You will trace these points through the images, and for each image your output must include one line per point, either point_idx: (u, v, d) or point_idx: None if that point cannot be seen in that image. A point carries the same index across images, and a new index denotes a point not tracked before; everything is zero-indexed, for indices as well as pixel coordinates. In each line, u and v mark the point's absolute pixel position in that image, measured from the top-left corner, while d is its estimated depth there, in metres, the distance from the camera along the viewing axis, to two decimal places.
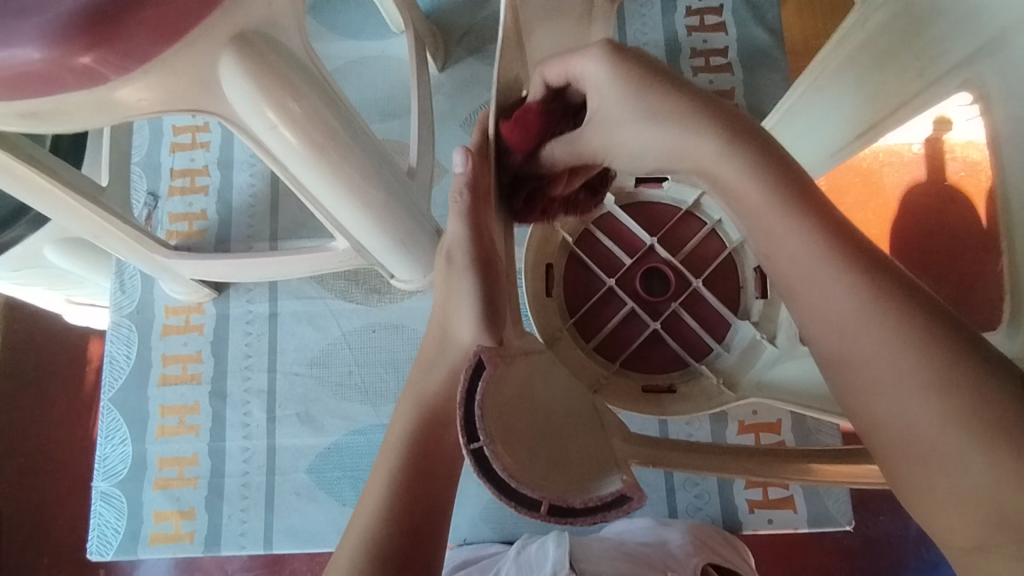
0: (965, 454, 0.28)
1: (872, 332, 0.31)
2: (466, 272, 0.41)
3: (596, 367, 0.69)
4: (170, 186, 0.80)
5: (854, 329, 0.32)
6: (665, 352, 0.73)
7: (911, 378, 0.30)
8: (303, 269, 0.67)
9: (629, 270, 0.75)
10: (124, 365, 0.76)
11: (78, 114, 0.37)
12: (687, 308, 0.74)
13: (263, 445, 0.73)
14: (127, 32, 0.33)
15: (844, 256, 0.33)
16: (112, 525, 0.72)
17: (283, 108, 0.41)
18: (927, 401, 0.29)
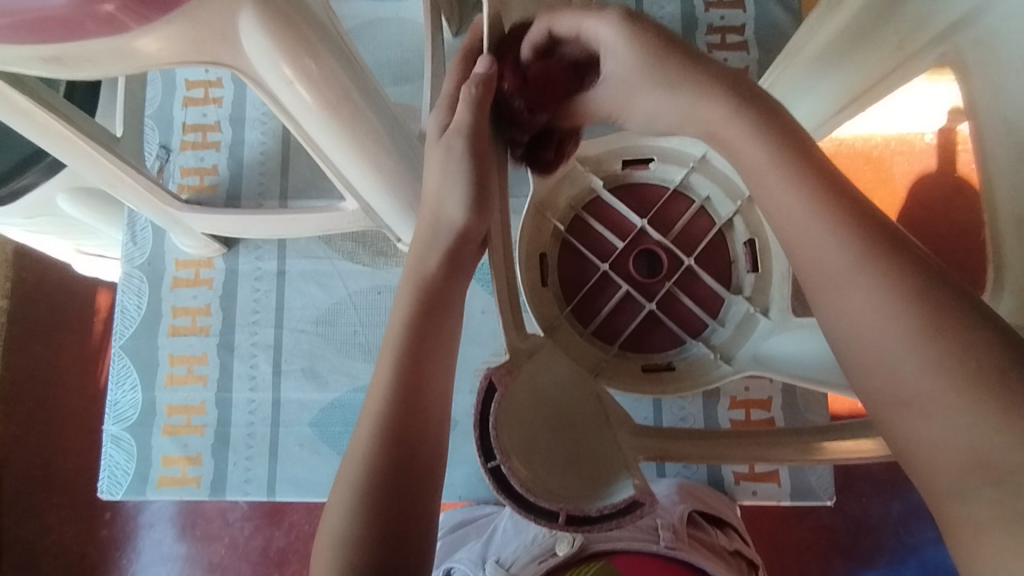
0: (948, 397, 0.28)
1: (864, 288, 0.31)
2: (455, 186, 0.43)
3: (596, 350, 0.72)
4: (182, 140, 0.81)
5: (846, 284, 0.32)
6: (663, 333, 0.75)
7: (909, 338, 0.30)
8: (312, 228, 0.67)
9: (621, 253, 0.76)
10: (135, 315, 0.77)
11: (99, 62, 0.38)
12: (683, 288, 0.76)
13: (268, 398, 0.75)
14: None
15: (838, 211, 0.33)
16: (122, 467, 0.75)
17: (300, 65, 0.42)
18: (916, 348, 0.29)
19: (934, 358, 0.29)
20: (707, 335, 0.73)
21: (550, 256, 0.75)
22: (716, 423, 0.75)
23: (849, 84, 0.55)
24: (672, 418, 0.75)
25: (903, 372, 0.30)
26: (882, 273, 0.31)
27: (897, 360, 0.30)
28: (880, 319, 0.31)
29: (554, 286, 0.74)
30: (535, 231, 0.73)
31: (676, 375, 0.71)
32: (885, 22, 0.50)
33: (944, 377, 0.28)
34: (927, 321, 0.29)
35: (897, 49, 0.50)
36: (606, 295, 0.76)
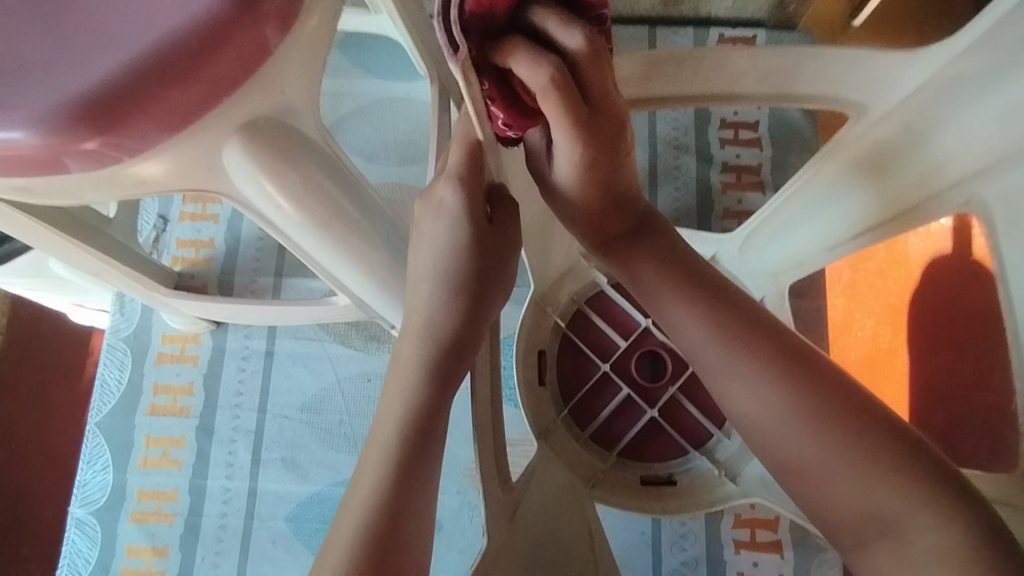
0: (913, 517, 0.31)
1: (797, 432, 0.35)
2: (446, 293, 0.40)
3: (593, 459, 0.68)
4: (180, 210, 0.79)
5: (774, 426, 0.36)
6: (665, 439, 0.72)
7: (870, 486, 0.33)
8: (302, 319, 0.65)
9: (624, 354, 0.73)
10: (114, 390, 0.74)
11: (81, 187, 0.36)
12: (687, 393, 0.73)
13: (244, 488, 0.72)
14: (132, 126, 0.33)
15: (751, 349, 0.38)
16: (84, 555, 0.70)
17: (282, 182, 0.39)
18: (872, 477, 0.33)
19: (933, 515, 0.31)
20: (711, 447, 0.70)
21: (550, 356, 0.72)
22: (718, 541, 0.70)
23: (867, 213, 0.53)
24: (671, 533, 0.70)
25: (910, 523, 0.31)
26: (844, 421, 0.34)
27: (900, 511, 0.32)
28: (862, 476, 0.33)
29: (552, 386, 0.71)
30: (535, 326, 0.70)
31: (677, 492, 0.66)
32: (907, 154, 0.47)
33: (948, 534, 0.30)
34: (876, 453, 0.33)
35: (919, 185, 0.47)
36: (606, 397, 0.73)
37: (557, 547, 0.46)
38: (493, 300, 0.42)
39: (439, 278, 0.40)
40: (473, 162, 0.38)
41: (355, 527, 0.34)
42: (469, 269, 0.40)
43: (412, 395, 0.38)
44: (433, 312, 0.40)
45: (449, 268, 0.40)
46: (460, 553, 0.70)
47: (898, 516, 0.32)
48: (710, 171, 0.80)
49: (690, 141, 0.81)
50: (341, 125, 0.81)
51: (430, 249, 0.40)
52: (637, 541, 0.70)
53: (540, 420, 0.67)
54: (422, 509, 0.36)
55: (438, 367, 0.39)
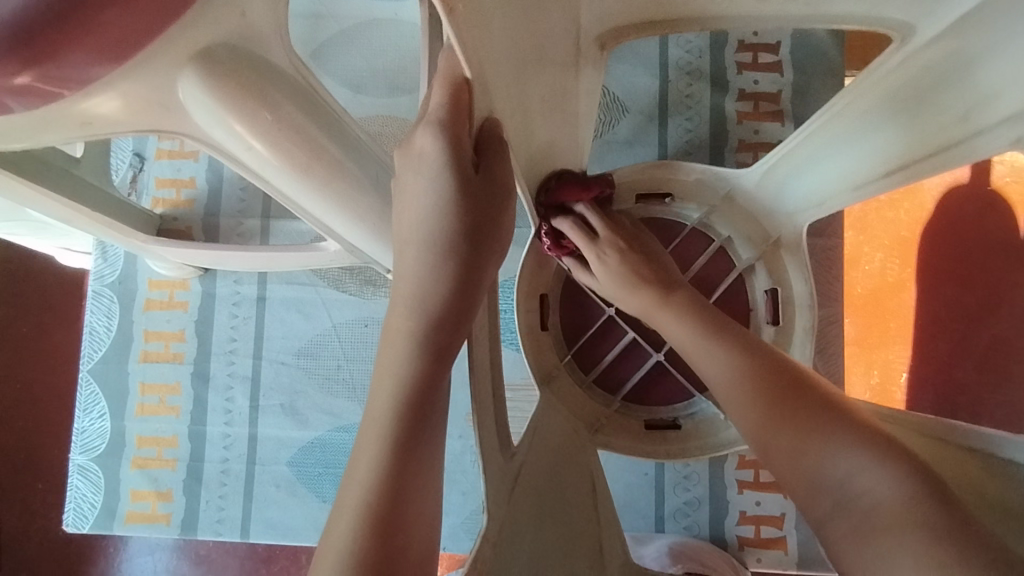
0: (881, 493, 0.34)
1: (785, 432, 0.40)
2: (436, 250, 0.37)
3: (597, 404, 0.66)
4: (157, 147, 0.74)
5: (766, 429, 0.41)
6: (669, 382, 0.71)
7: (840, 466, 0.36)
8: (290, 265, 0.61)
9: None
10: (104, 338, 0.72)
11: (26, 130, 0.32)
12: None
13: (244, 434, 0.71)
14: (66, 60, 0.27)
15: (745, 362, 0.43)
16: (88, 500, 0.71)
17: (255, 120, 0.37)
18: (845, 462, 0.36)
19: (878, 474, 0.34)
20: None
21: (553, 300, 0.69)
22: (722, 483, 0.70)
23: (896, 149, 0.48)
24: (674, 476, 0.70)
25: (857, 483, 0.35)
26: (797, 407, 0.40)
27: (848, 473, 0.36)
28: (816, 448, 0.38)
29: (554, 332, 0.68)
30: (536, 269, 0.65)
31: (680, 437, 0.65)
32: (950, 87, 0.43)
33: (887, 487, 0.34)
34: (851, 442, 0.36)
35: (963, 120, 0.43)
36: (610, 341, 0.71)
37: (563, 498, 0.43)
38: (488, 259, 0.38)
39: (426, 237, 0.37)
40: (456, 111, 0.33)
41: (354, 499, 0.33)
42: (458, 227, 0.36)
43: (407, 355, 0.36)
44: (424, 270, 0.37)
45: (437, 225, 0.37)
46: (463, 496, 0.70)
47: (848, 480, 0.36)
48: (725, 100, 0.74)
49: (704, 65, 0.74)
50: (323, 52, 0.74)
51: (416, 204, 0.37)
52: (640, 482, 0.70)
53: (543, 366, 0.65)
54: (424, 477, 0.34)
55: (433, 326, 0.36)
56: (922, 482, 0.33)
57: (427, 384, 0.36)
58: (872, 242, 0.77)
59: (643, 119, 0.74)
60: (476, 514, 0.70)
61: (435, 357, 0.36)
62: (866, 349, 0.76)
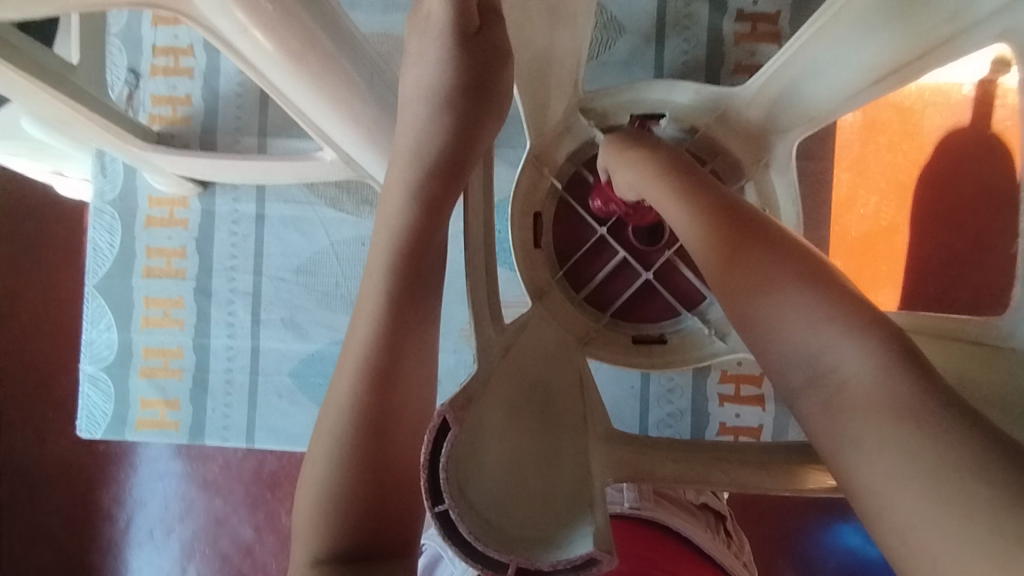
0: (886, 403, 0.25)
1: (760, 285, 0.32)
2: (432, 109, 0.39)
3: (587, 318, 0.69)
4: (152, 64, 0.74)
5: (729, 288, 0.34)
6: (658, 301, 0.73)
7: (818, 327, 0.29)
8: (287, 178, 0.62)
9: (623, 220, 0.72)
10: (107, 254, 0.74)
11: None
12: (682, 256, 0.72)
13: (247, 346, 0.74)
14: None
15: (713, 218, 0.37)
16: (100, 408, 0.74)
17: (251, 3, 0.39)
18: (851, 345, 0.28)
19: (851, 338, 0.28)
20: (702, 308, 0.70)
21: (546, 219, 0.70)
22: (704, 395, 0.73)
23: (888, 56, 0.50)
24: (659, 389, 0.73)
25: (828, 355, 0.28)
26: (753, 260, 0.33)
27: (822, 346, 0.28)
28: (773, 301, 0.31)
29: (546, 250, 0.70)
30: (530, 187, 0.66)
31: (666, 352, 0.68)
32: None
33: (868, 360, 0.27)
34: (853, 324, 0.28)
35: (951, 19, 0.45)
36: (601, 261, 0.73)
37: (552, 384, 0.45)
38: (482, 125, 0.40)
39: (425, 93, 0.39)
40: None
41: None
42: (454, 89, 0.39)
43: (400, 228, 0.38)
44: (421, 130, 0.39)
45: (438, 81, 0.39)
46: None
47: (811, 347, 0.29)
48: (723, 21, 0.74)
49: None
50: None
51: (418, 62, 0.40)
52: (627, 395, 0.74)
53: (536, 283, 0.67)
54: (417, 351, 0.37)
55: (427, 194, 0.38)
56: (899, 349, 0.27)
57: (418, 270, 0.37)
58: (859, 175, 0.77)
59: (640, 40, 0.74)
60: None
61: (423, 231, 0.38)
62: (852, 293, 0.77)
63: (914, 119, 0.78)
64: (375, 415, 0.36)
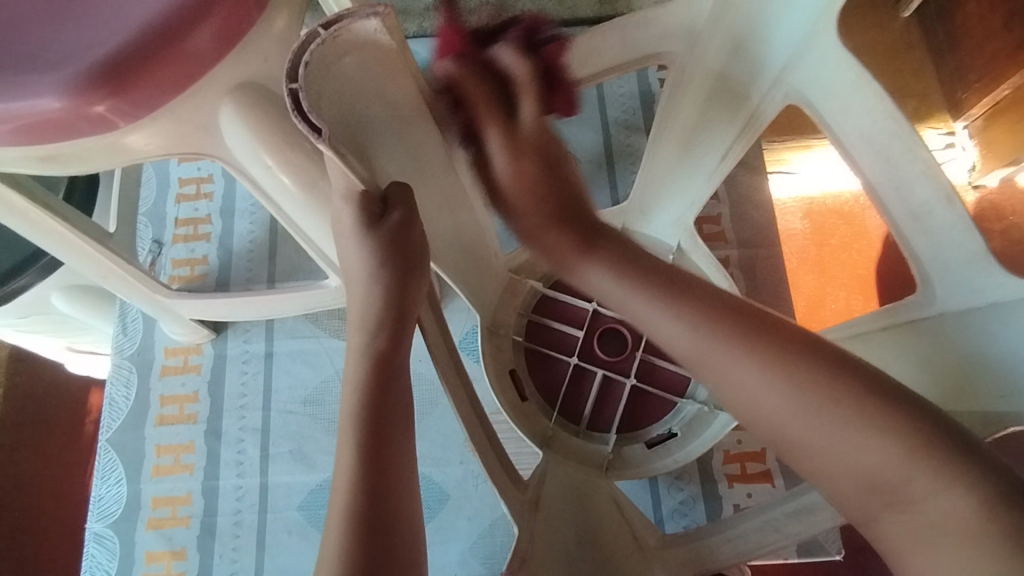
0: (959, 515, 0.33)
1: (791, 411, 0.39)
2: (372, 284, 0.45)
3: (596, 448, 0.65)
4: (174, 233, 0.84)
5: (759, 398, 0.40)
6: (648, 402, 0.68)
7: (867, 444, 0.36)
8: (298, 306, 0.70)
9: (584, 343, 0.68)
10: (123, 406, 0.78)
11: (93, 157, 0.42)
12: (653, 351, 0.69)
13: (255, 483, 0.74)
14: (140, 88, 0.38)
15: (709, 311, 0.44)
16: (104, 567, 0.72)
17: (281, 154, 0.42)
18: (932, 474, 0.34)
19: (879, 434, 0.36)
20: (691, 390, 0.67)
21: (521, 369, 0.67)
22: (712, 479, 0.73)
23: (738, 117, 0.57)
24: (667, 476, 0.74)
25: (874, 461, 0.36)
26: (798, 393, 0.39)
27: (875, 467, 0.36)
28: (783, 403, 0.39)
29: (536, 398, 0.67)
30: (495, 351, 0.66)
31: (682, 445, 0.65)
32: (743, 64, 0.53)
33: (896, 449, 0.35)
34: (910, 438, 0.35)
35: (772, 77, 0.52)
36: (585, 389, 0.68)
37: (587, 513, 0.52)
38: (413, 289, 0.45)
39: (364, 272, 0.45)
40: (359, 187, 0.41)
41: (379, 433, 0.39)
42: (388, 269, 0.44)
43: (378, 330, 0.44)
44: (364, 303, 0.45)
45: (362, 264, 0.45)
46: (469, 520, 0.72)
47: (872, 463, 0.36)
48: None
49: (638, 120, 0.89)
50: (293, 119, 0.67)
51: (348, 248, 0.45)
52: (636, 486, 0.74)
53: (536, 430, 0.64)
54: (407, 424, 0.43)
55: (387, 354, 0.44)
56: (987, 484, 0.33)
57: (387, 346, 0.44)
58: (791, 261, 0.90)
59: (593, 166, 0.87)
60: (484, 536, 0.72)
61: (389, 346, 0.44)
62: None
63: (856, 219, 0.91)
64: (385, 472, 0.40)
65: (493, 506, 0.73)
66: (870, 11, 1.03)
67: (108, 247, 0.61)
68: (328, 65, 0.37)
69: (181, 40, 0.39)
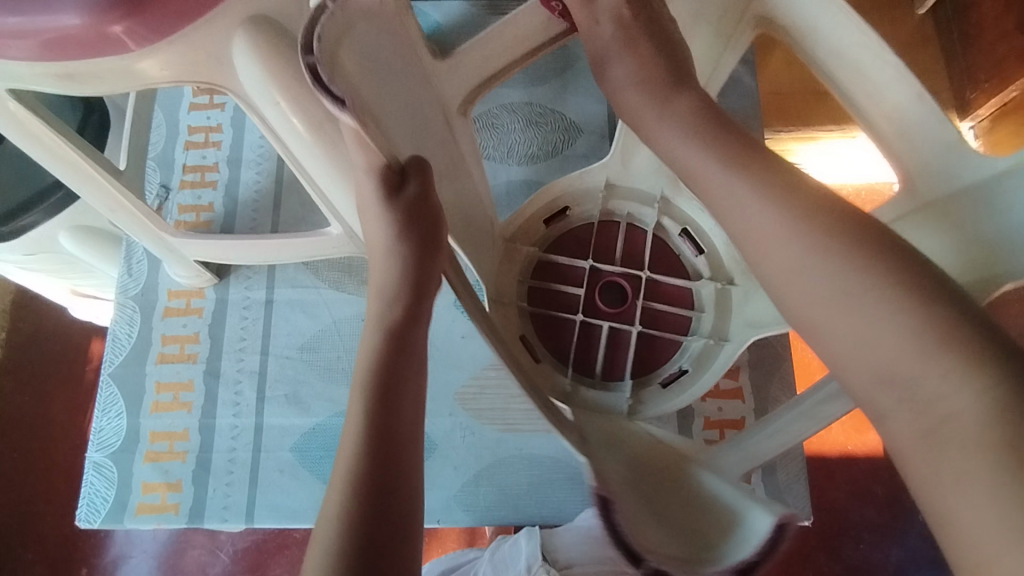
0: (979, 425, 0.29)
1: (829, 302, 0.34)
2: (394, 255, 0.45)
3: (613, 396, 0.62)
4: (181, 179, 0.86)
5: (798, 273, 0.35)
6: (655, 346, 0.66)
7: (903, 341, 0.31)
8: (300, 253, 0.72)
9: (586, 299, 0.65)
10: (125, 343, 0.80)
11: (108, 79, 0.43)
12: (651, 294, 0.66)
13: (250, 424, 0.77)
14: (157, 10, 0.40)
15: (782, 179, 0.37)
16: (101, 494, 0.75)
17: (289, 89, 0.44)
18: (961, 383, 0.30)
19: (912, 330, 0.31)
20: (695, 327, 0.65)
21: (529, 334, 0.63)
22: None
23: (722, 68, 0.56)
24: None
25: (891, 357, 0.32)
26: (837, 274, 0.34)
27: (897, 364, 0.32)
28: (814, 263, 0.34)
29: (547, 359, 0.63)
30: (501, 315, 0.61)
31: (696, 380, 0.63)
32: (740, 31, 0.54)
33: (925, 345, 0.31)
34: (939, 341, 0.31)
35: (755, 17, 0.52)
36: (593, 345, 0.65)
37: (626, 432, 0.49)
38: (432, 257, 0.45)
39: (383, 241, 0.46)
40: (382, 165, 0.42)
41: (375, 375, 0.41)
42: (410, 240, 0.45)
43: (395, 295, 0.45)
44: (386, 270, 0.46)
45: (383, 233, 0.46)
46: (455, 470, 0.75)
47: (892, 361, 0.32)
48: None
49: None
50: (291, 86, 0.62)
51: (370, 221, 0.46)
52: None
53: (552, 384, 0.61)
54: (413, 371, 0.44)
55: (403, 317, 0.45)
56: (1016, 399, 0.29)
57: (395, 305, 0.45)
58: None
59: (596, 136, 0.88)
60: (468, 485, 0.75)
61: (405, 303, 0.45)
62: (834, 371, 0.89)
63: None
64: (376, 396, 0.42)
65: (478, 456, 0.75)
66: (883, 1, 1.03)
67: (119, 183, 0.62)
68: (339, 33, 0.36)
69: None
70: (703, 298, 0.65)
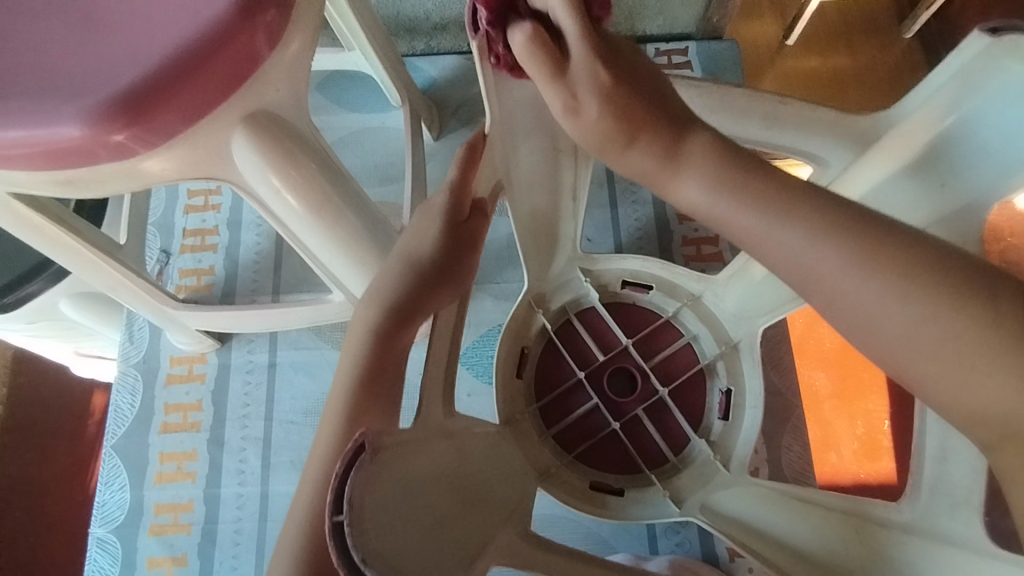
0: None
1: (885, 321, 0.30)
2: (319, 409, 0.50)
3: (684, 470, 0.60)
4: (182, 244, 0.86)
5: (840, 292, 0.31)
6: (686, 396, 0.64)
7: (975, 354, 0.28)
8: (302, 319, 0.71)
9: (604, 403, 0.63)
10: (127, 414, 0.79)
11: (108, 182, 0.43)
12: (644, 354, 0.65)
13: (256, 492, 0.75)
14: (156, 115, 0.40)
15: (785, 200, 0.33)
16: (105, 571, 0.74)
17: (287, 176, 0.44)
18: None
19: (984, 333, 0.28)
20: (700, 351, 0.65)
21: (596, 476, 0.60)
22: None
23: None
24: None
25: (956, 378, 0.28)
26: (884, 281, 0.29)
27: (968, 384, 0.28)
28: (857, 281, 0.30)
29: (620, 480, 0.61)
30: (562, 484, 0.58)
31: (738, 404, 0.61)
32: None
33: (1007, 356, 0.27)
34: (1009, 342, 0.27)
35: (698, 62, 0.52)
36: (639, 431, 0.63)
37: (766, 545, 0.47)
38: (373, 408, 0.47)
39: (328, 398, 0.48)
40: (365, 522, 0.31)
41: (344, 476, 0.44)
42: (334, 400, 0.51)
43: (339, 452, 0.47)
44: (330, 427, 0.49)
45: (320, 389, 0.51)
46: None
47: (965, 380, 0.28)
48: None
49: None
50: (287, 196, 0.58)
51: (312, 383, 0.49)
52: None
53: (654, 510, 0.56)
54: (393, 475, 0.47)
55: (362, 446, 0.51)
56: None
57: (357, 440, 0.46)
58: None
59: (594, 185, 0.89)
60: None
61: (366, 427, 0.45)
62: (845, 399, 0.81)
63: None
64: None
65: None
66: (871, 34, 1.04)
67: (118, 261, 0.62)
68: (369, 485, 0.32)
69: (197, 69, 0.41)
70: (687, 321, 0.65)
